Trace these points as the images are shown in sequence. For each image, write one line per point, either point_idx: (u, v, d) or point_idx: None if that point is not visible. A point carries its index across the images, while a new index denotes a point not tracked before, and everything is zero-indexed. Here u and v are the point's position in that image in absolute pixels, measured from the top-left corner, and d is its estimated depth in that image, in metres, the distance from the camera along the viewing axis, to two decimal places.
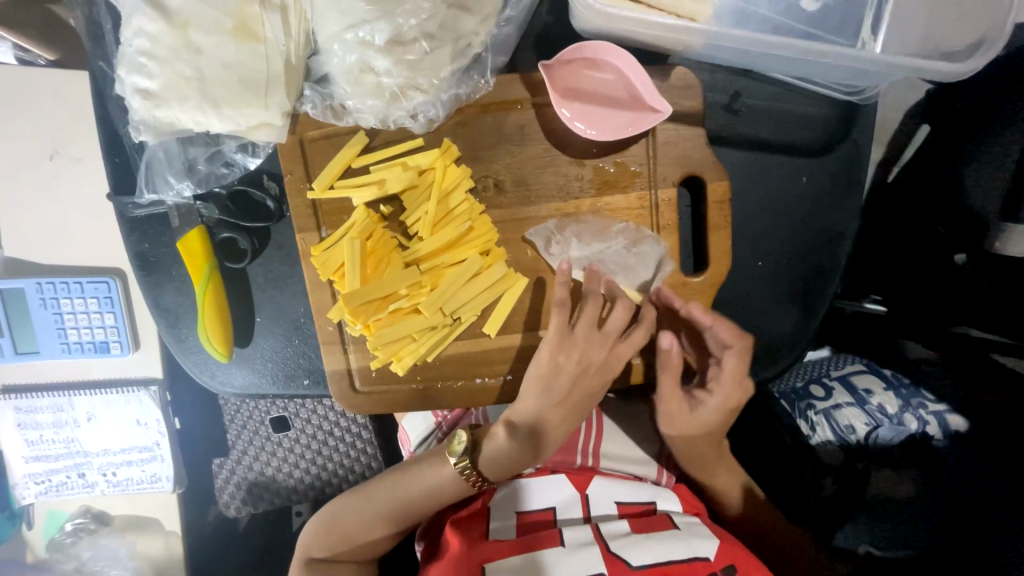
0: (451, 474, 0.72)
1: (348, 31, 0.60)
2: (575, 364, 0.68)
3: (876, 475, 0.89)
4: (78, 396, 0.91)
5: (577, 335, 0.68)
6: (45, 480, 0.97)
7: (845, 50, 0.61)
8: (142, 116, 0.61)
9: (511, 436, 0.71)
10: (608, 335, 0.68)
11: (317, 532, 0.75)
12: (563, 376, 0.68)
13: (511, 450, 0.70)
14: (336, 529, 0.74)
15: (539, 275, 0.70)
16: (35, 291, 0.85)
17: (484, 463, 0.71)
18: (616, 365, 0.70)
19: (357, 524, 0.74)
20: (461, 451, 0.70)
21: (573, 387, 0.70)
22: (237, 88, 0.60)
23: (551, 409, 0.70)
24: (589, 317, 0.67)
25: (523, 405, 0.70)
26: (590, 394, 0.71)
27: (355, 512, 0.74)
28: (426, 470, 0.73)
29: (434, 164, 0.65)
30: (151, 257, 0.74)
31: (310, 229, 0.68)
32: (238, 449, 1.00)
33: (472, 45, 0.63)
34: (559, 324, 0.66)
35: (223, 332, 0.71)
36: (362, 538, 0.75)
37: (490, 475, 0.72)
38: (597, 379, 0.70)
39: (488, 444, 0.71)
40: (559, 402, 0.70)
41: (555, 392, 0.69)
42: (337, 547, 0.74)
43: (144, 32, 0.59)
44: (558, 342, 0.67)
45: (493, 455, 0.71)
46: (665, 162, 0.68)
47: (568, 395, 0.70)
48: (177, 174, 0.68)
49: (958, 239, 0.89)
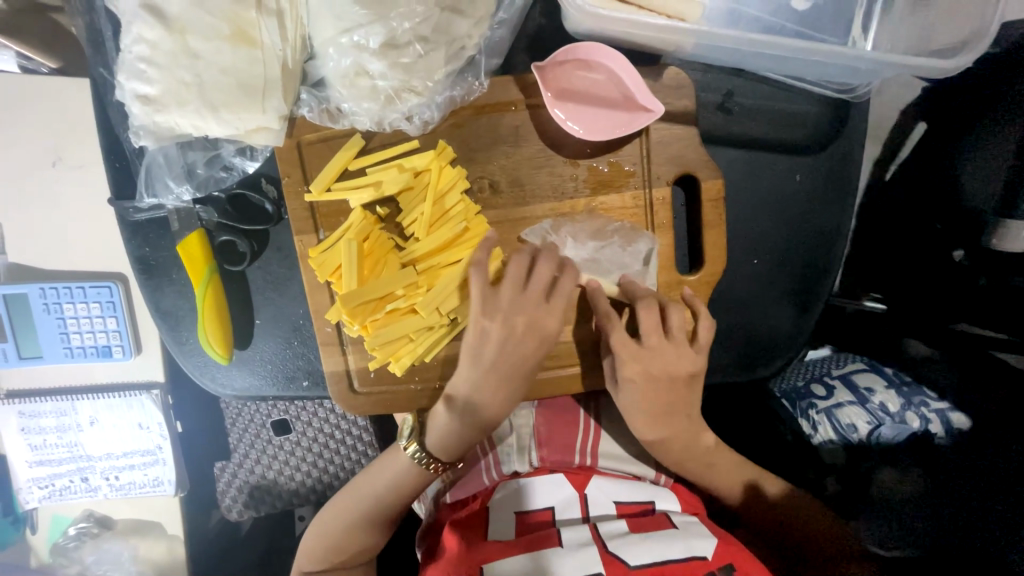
0: (408, 464, 0.71)
1: (343, 36, 0.61)
2: (500, 326, 0.66)
3: (881, 473, 0.86)
4: (80, 400, 0.92)
5: (501, 300, 0.66)
6: (48, 485, 0.97)
7: (834, 48, 0.61)
8: (142, 121, 0.62)
9: (449, 410, 0.69)
10: (532, 294, 0.67)
11: (309, 546, 0.74)
12: (489, 345, 0.66)
13: (452, 425, 0.69)
14: (324, 538, 0.73)
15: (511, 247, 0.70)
16: (38, 296, 0.86)
17: (435, 447, 0.71)
18: (548, 324, 0.67)
19: (343, 532, 0.73)
20: (407, 433, 0.71)
21: (497, 356, 0.67)
22: (234, 93, 0.61)
23: (484, 381, 0.68)
24: (515, 279, 0.66)
25: (461, 380, 0.68)
26: (522, 358, 0.68)
27: (337, 518, 0.73)
28: (389, 461, 0.73)
29: (430, 166, 0.66)
30: (152, 261, 0.75)
31: (308, 232, 0.69)
32: (239, 453, 1.01)
33: (465, 48, 0.64)
34: (480, 282, 0.65)
35: (223, 334, 0.72)
36: (353, 545, 0.74)
37: (445, 455, 0.71)
38: (531, 342, 0.67)
39: (429, 427, 0.71)
40: (493, 372, 0.67)
41: (484, 360, 0.67)
42: (327, 556, 0.73)
43: (143, 39, 0.60)
44: (484, 309, 0.66)
45: (439, 435, 0.70)
46: (658, 161, 0.69)
47: (499, 365, 0.67)
48: (176, 178, 0.69)
49: (955, 235, 0.90)
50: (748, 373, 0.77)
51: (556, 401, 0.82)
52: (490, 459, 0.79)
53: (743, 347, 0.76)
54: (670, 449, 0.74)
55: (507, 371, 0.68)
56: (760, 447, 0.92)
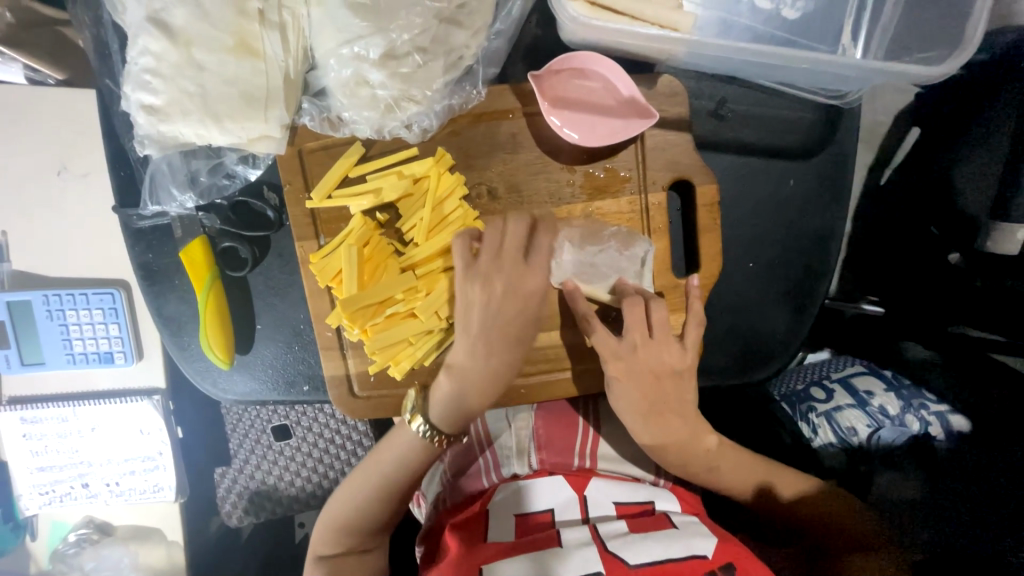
0: (414, 438, 0.70)
1: (344, 46, 0.62)
2: (484, 291, 0.66)
3: (880, 476, 0.87)
4: (81, 406, 0.93)
5: (477, 266, 0.66)
6: (49, 491, 0.98)
7: (821, 56, 0.63)
8: (147, 131, 0.64)
9: (450, 379, 0.68)
10: (535, 263, 0.68)
11: (320, 530, 0.73)
12: (475, 308, 0.66)
13: (454, 393, 0.68)
14: (334, 522, 0.72)
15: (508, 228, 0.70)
16: (42, 303, 0.87)
17: (439, 420, 0.70)
18: (529, 283, 0.68)
19: (353, 514, 0.72)
20: (412, 407, 0.70)
21: (486, 318, 0.67)
22: (238, 103, 0.63)
23: (478, 347, 0.67)
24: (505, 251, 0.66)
25: (457, 352, 0.68)
26: (511, 321, 0.68)
27: (347, 501, 0.72)
28: (392, 442, 0.72)
29: (429, 172, 0.67)
30: (155, 267, 0.76)
31: (309, 238, 0.70)
32: (239, 459, 1.02)
33: (463, 58, 0.65)
34: (463, 258, 0.65)
35: (224, 340, 0.73)
36: (363, 530, 0.73)
37: (448, 427, 0.70)
38: (516, 303, 0.68)
39: (434, 396, 0.70)
40: (484, 342, 0.67)
41: (475, 327, 0.67)
42: (338, 540, 0.72)
43: (149, 51, 0.61)
44: (462, 274, 0.65)
45: (441, 404, 0.69)
46: (653, 167, 0.70)
47: (490, 327, 0.67)
48: (180, 186, 0.70)
49: (951, 239, 0.93)
50: (745, 376, 0.77)
51: (555, 404, 0.83)
52: (489, 462, 0.79)
53: (739, 350, 0.77)
54: (669, 451, 0.74)
55: (507, 353, 0.69)
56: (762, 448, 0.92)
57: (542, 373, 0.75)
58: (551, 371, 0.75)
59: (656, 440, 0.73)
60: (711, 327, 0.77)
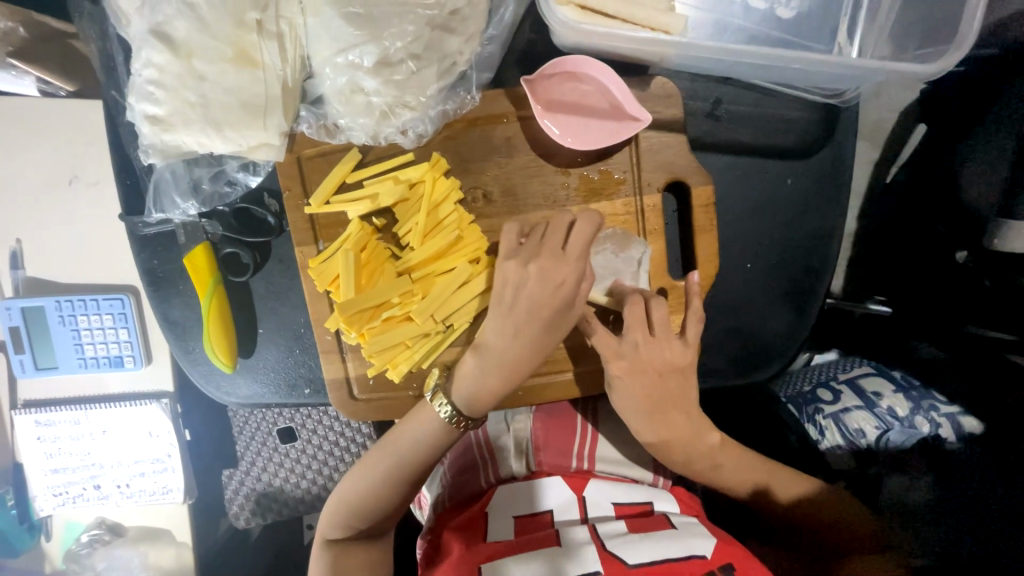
0: (437, 421, 0.69)
1: (339, 55, 0.63)
2: (519, 268, 0.65)
3: (889, 479, 0.84)
4: (93, 409, 0.95)
5: (522, 249, 0.66)
6: (62, 492, 1.00)
7: (815, 56, 0.62)
8: (151, 140, 0.66)
9: (476, 357, 0.68)
10: (570, 254, 0.65)
11: (329, 513, 0.73)
12: (509, 287, 0.65)
13: (481, 372, 0.68)
14: (343, 505, 0.72)
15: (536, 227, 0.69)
16: (55, 309, 0.89)
17: (463, 404, 0.69)
18: (563, 274, 0.65)
19: (362, 497, 0.72)
20: (434, 386, 0.70)
21: (520, 296, 0.65)
22: (237, 112, 0.64)
23: (507, 325, 0.66)
24: (553, 239, 0.66)
25: (491, 332, 0.67)
26: (544, 307, 0.65)
27: (356, 484, 0.72)
28: (412, 425, 0.71)
29: (424, 177, 0.68)
30: (160, 272, 0.78)
31: (308, 243, 0.71)
32: (246, 460, 1.03)
33: (457, 64, 0.66)
34: (506, 244, 0.66)
35: (227, 344, 0.74)
36: (370, 515, 0.72)
37: (471, 411, 0.69)
38: (548, 288, 0.64)
39: (459, 376, 0.69)
40: (516, 322, 0.66)
41: (507, 304, 0.66)
42: (346, 524, 0.72)
43: (152, 62, 0.63)
44: (504, 254, 0.66)
45: (464, 384, 0.68)
46: (648, 168, 0.70)
47: (522, 310, 0.65)
48: (183, 194, 0.72)
49: (959, 237, 0.90)
50: (745, 377, 0.77)
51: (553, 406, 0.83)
52: (487, 462, 0.80)
53: (739, 351, 0.77)
54: (668, 453, 0.74)
55: (531, 338, 0.66)
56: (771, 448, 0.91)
57: (542, 375, 0.75)
58: (551, 372, 0.75)
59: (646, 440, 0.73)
60: (710, 328, 0.77)
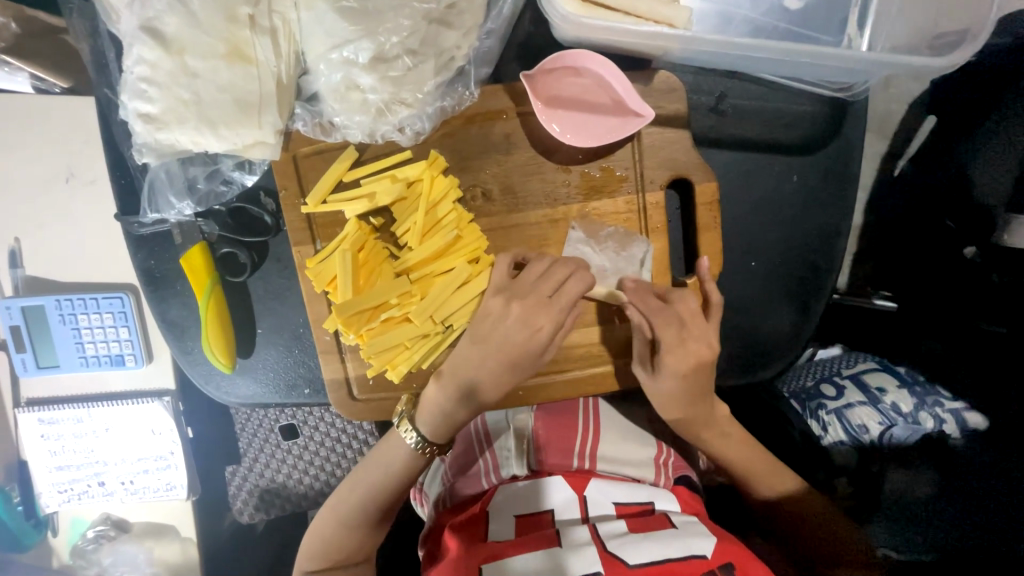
0: (405, 447, 0.71)
1: (334, 51, 0.62)
2: (500, 304, 0.66)
3: (892, 475, 0.82)
4: (95, 407, 0.95)
5: (513, 285, 0.67)
6: (67, 489, 1.00)
7: (824, 49, 0.60)
8: (145, 139, 0.64)
9: (439, 384, 0.68)
10: (538, 290, 0.66)
11: (309, 544, 0.75)
12: (488, 321, 0.67)
13: (447, 401, 0.69)
14: (320, 537, 0.74)
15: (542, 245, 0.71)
16: (54, 308, 0.89)
17: (430, 432, 0.71)
18: (541, 323, 0.65)
19: (338, 527, 0.74)
20: (401, 413, 0.71)
21: (494, 332, 0.66)
22: (231, 110, 0.63)
23: (477, 356, 0.67)
24: (530, 273, 0.67)
25: (465, 359, 0.67)
26: (514, 347, 0.66)
27: (332, 513, 0.74)
28: (385, 451, 0.73)
29: (422, 176, 0.66)
30: (157, 273, 0.77)
31: (305, 242, 0.70)
32: (249, 457, 1.03)
33: (454, 59, 0.65)
34: (500, 277, 0.68)
35: (226, 344, 0.74)
36: (348, 543, 0.74)
37: (436, 437, 0.71)
38: (523, 332, 0.66)
39: (423, 406, 0.70)
40: (493, 351, 0.66)
41: (479, 337, 0.67)
42: (327, 554, 0.74)
43: (143, 59, 0.61)
44: (492, 289, 0.67)
45: (430, 416, 0.70)
46: (651, 165, 0.69)
47: (491, 345, 0.66)
48: (178, 194, 0.71)
49: (967, 233, 0.88)
50: (748, 376, 0.76)
51: (557, 404, 0.82)
52: (490, 463, 0.80)
53: (744, 350, 0.75)
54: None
55: (520, 345, 0.66)
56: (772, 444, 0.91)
57: (544, 375, 0.74)
58: (551, 373, 0.74)
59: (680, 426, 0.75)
60: None
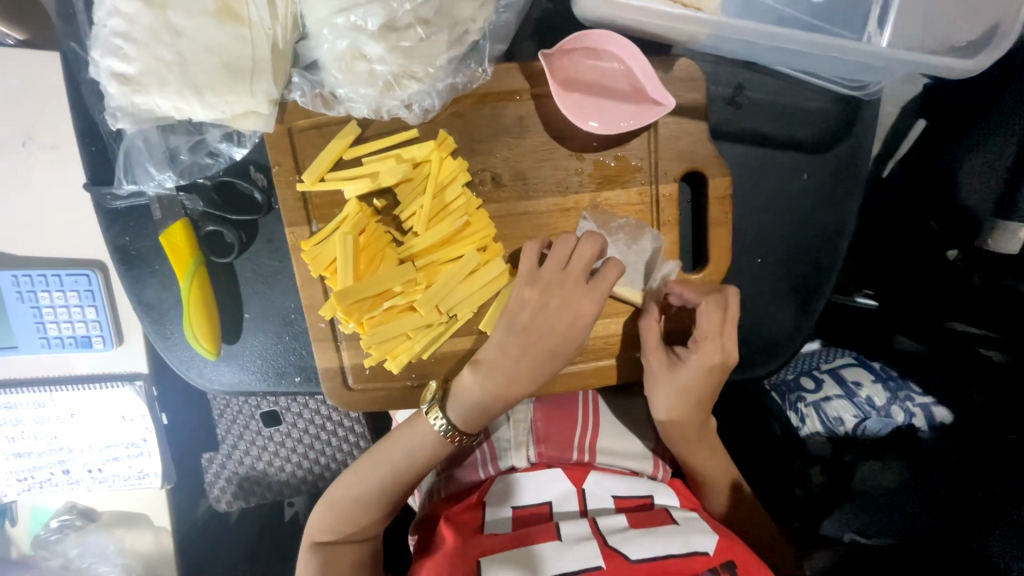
0: (430, 432, 0.68)
1: (340, 15, 0.57)
2: (537, 296, 0.64)
3: (861, 466, 0.88)
4: (58, 391, 0.88)
5: (539, 274, 0.64)
6: (28, 477, 0.94)
7: (851, 43, 0.60)
8: (120, 102, 0.58)
9: (474, 374, 0.66)
10: (573, 272, 0.64)
11: (320, 515, 0.71)
12: (526, 312, 0.64)
13: (462, 395, 0.66)
14: (333, 508, 0.71)
15: (557, 233, 0.68)
16: (11, 284, 0.81)
17: (458, 417, 0.67)
18: (582, 308, 0.64)
19: (349, 503, 0.70)
20: (431, 400, 0.67)
21: (531, 322, 0.64)
22: (221, 75, 0.57)
23: (511, 346, 0.64)
24: (557, 257, 0.64)
25: (485, 349, 0.66)
26: (555, 334, 0.64)
27: (347, 489, 0.70)
28: (406, 434, 0.70)
29: (430, 157, 0.63)
30: (133, 250, 0.71)
31: (300, 223, 0.65)
32: (227, 444, 0.98)
33: (469, 32, 0.61)
34: (529, 264, 0.64)
35: (209, 328, 0.68)
36: (361, 519, 0.71)
37: (467, 427, 0.68)
38: (566, 318, 0.64)
39: (455, 392, 0.67)
40: (516, 342, 0.64)
41: (516, 325, 0.64)
42: (335, 526, 0.70)
43: (120, 13, 0.55)
44: (522, 278, 0.64)
45: (461, 401, 0.66)
46: (666, 156, 0.67)
47: (530, 333, 0.64)
48: (158, 164, 0.65)
49: (951, 235, 0.89)
50: (749, 372, 0.77)
51: (556, 396, 0.81)
52: (487, 454, 0.78)
53: (744, 344, 0.76)
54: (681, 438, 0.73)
55: (536, 341, 0.64)
56: (741, 457, 0.95)
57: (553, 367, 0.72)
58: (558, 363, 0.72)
59: (663, 432, 0.73)
60: None
